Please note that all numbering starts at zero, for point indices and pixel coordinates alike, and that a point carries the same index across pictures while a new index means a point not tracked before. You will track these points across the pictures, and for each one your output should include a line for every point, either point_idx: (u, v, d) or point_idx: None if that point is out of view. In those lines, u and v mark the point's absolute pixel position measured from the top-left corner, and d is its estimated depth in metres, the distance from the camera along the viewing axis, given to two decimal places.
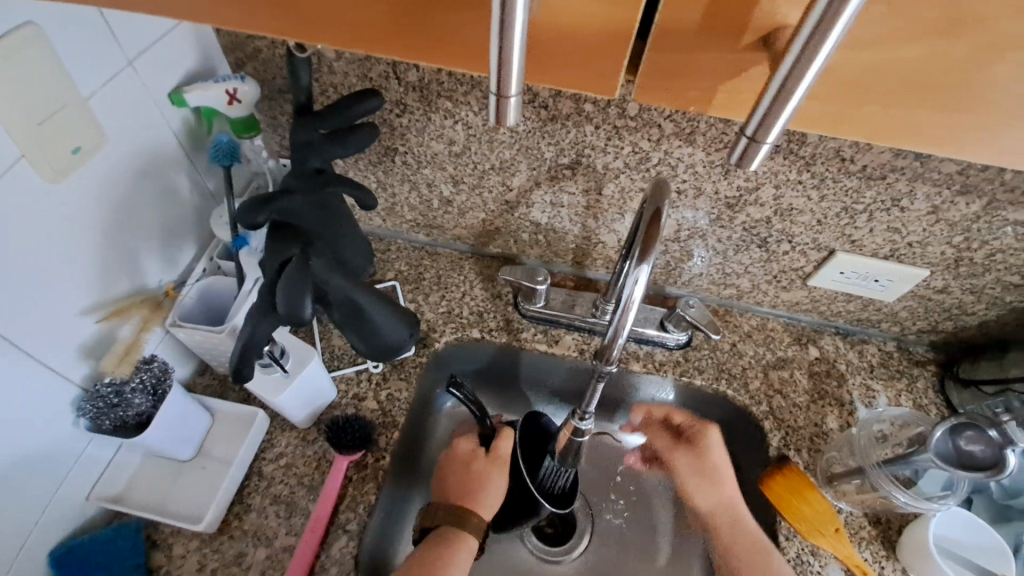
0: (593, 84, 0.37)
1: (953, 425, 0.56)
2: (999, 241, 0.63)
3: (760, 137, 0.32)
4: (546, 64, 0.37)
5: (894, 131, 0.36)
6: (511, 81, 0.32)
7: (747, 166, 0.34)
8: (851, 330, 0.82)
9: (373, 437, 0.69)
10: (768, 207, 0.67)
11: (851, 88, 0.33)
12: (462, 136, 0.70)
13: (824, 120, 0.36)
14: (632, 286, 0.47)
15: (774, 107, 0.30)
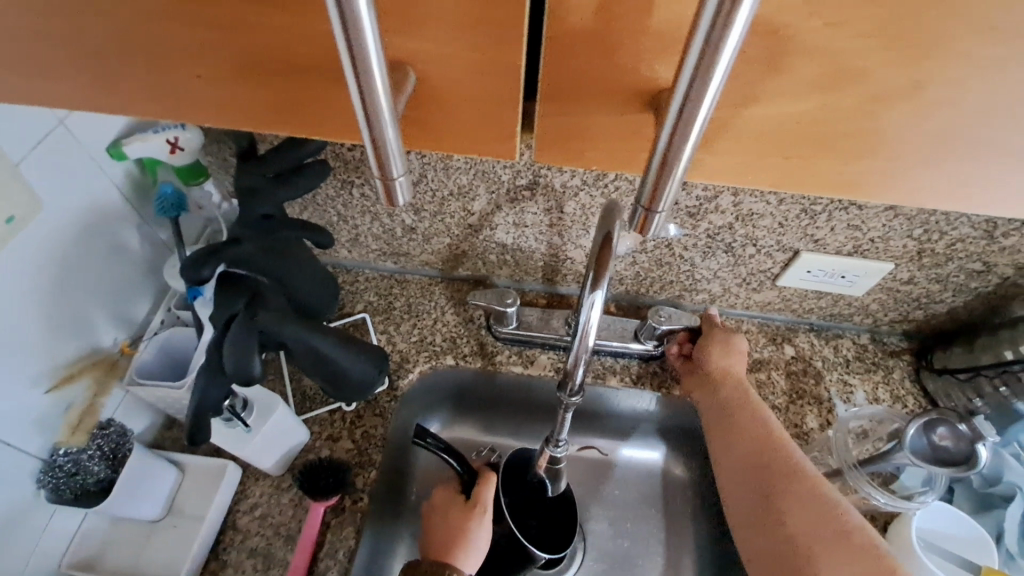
0: (495, 149, 0.41)
1: (928, 422, 0.56)
2: (958, 231, 0.63)
3: (653, 206, 0.34)
4: (449, 138, 0.41)
5: (797, 179, 0.40)
6: (394, 164, 0.34)
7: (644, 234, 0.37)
8: (825, 325, 0.82)
9: (349, 479, 0.67)
10: (729, 213, 0.67)
11: (747, 142, 0.37)
12: (417, 166, 0.68)
13: (727, 172, 0.40)
14: (588, 311, 0.46)
15: (661, 174, 0.32)
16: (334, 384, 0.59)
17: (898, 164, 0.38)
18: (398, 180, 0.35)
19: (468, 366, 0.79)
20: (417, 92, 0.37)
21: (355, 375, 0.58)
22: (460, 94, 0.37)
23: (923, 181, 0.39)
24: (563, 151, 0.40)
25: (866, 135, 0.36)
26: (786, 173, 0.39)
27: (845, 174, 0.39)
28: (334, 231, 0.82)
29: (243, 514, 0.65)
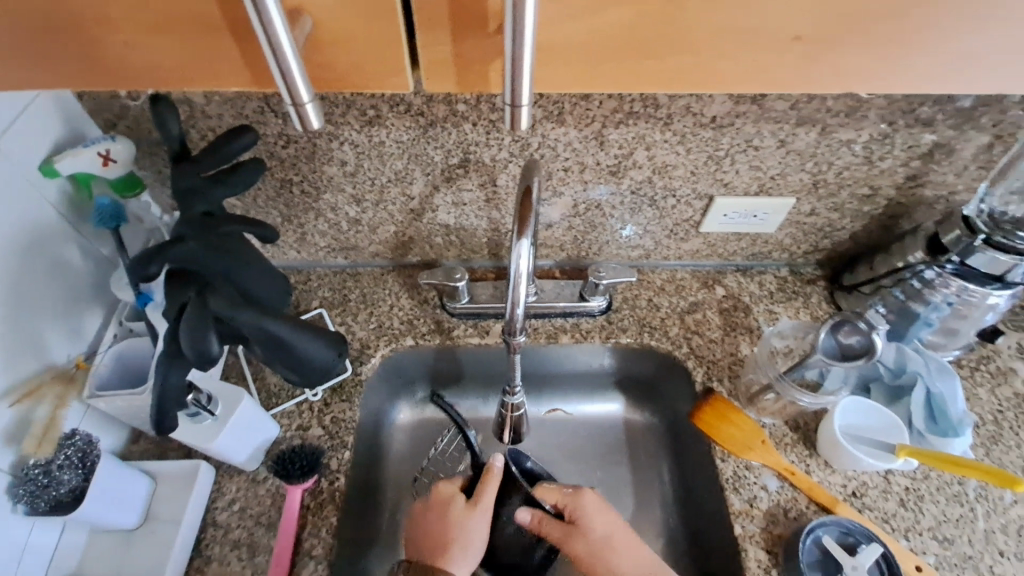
0: (388, 82, 0.42)
1: (833, 325, 0.64)
2: (842, 160, 0.72)
3: (517, 102, 0.38)
4: (341, 76, 0.42)
5: (656, 77, 0.43)
6: (301, 90, 0.36)
7: (520, 129, 0.40)
8: (750, 265, 0.90)
9: (323, 461, 0.70)
10: (646, 168, 0.73)
11: (596, 51, 0.41)
12: (352, 156, 0.71)
13: (602, 75, 0.43)
14: (518, 260, 0.51)
15: (514, 79, 0.36)
16: (295, 371, 0.63)
17: (751, 51, 0.41)
18: (308, 104, 0.37)
19: (428, 343, 0.83)
20: (314, 37, 0.39)
21: (315, 357, 0.62)
22: (355, 35, 0.39)
23: (776, 65, 0.42)
24: (455, 79, 0.42)
25: (696, 33, 0.40)
26: (645, 74, 0.43)
27: (705, 65, 0.42)
28: (280, 232, 0.84)
29: (222, 510, 0.67)
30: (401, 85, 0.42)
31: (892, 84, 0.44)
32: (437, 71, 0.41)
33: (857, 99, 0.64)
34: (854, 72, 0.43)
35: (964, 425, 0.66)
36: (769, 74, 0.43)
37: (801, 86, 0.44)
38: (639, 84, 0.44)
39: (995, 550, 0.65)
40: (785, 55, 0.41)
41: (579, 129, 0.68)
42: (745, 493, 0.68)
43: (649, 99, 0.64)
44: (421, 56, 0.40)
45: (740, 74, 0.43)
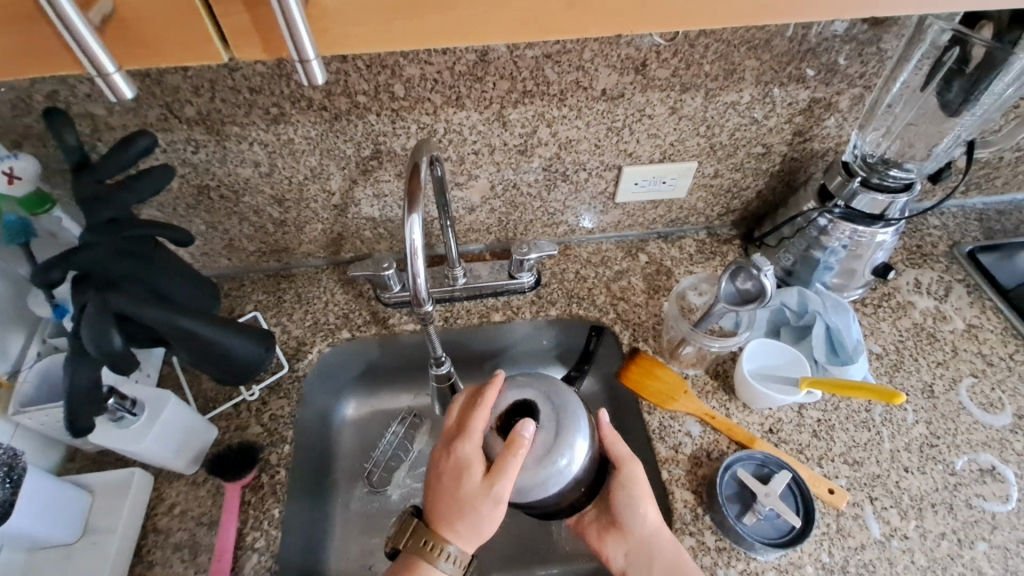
0: (196, 54, 0.37)
1: (732, 272, 0.69)
2: (732, 121, 0.77)
3: (304, 55, 0.36)
4: (144, 55, 0.36)
5: (443, 31, 0.37)
6: (102, 59, 0.34)
7: (318, 83, 0.38)
8: (670, 231, 0.95)
9: (263, 457, 0.71)
10: (552, 144, 0.77)
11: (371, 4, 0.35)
12: (264, 156, 0.73)
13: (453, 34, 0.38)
14: (412, 234, 0.53)
15: (291, 30, 0.34)
16: (220, 368, 0.64)
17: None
18: (115, 74, 0.35)
19: (366, 334, 0.85)
20: (116, 16, 0.34)
21: (239, 353, 0.63)
22: (149, 6, 0.34)
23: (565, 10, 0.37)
24: (259, 42, 0.36)
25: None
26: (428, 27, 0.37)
27: (495, 18, 0.37)
28: (207, 240, 0.84)
29: (163, 516, 0.68)
30: (214, 56, 0.37)
31: (704, 18, 0.39)
32: (243, 40, 0.36)
33: (731, 62, 0.69)
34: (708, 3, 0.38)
35: (859, 353, 0.72)
36: (563, 20, 0.38)
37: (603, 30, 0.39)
38: (430, 37, 0.38)
39: (901, 466, 0.69)
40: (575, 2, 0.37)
41: (480, 112, 0.71)
42: (670, 441, 0.71)
43: (539, 77, 0.68)
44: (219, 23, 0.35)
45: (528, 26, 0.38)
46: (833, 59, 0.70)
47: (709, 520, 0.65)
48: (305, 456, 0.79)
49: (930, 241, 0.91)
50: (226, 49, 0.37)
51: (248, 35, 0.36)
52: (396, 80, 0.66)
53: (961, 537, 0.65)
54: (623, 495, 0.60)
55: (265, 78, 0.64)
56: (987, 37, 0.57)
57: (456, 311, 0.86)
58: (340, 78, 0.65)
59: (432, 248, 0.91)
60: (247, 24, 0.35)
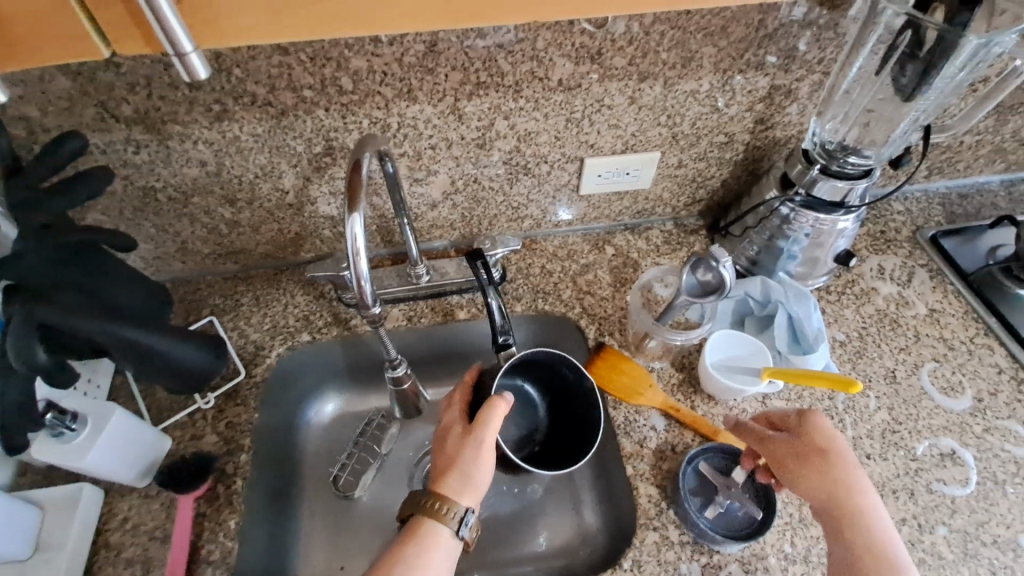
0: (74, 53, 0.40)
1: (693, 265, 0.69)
2: (692, 110, 0.76)
3: (181, 48, 0.37)
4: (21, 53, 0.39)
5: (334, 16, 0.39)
6: None
7: (199, 78, 0.39)
8: (637, 223, 0.93)
9: (217, 468, 0.70)
10: (511, 137, 0.75)
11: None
12: (210, 155, 0.70)
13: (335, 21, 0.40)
14: (352, 235, 0.51)
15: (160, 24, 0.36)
16: (165, 376, 0.62)
17: None
18: None
19: (326, 337, 0.83)
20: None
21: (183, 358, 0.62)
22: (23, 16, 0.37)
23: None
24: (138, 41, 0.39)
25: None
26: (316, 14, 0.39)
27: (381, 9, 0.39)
28: (158, 243, 0.81)
29: (115, 532, 0.66)
30: (95, 51, 0.39)
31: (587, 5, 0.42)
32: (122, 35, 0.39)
33: (688, 49, 0.68)
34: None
35: (819, 343, 0.72)
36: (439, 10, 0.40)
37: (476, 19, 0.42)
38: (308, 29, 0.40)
39: (863, 453, 0.69)
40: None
41: (434, 105, 0.69)
42: (635, 436, 0.71)
43: (493, 68, 0.66)
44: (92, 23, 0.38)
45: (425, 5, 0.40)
46: (792, 45, 0.69)
47: (672, 516, 0.65)
48: (267, 463, 0.77)
49: (893, 227, 0.91)
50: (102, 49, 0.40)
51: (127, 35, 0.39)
52: (342, 73, 0.64)
53: (922, 522, 0.65)
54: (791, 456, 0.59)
55: (203, 72, 0.61)
56: (939, 20, 0.57)
57: (420, 310, 0.85)
58: (283, 71, 0.63)
59: (395, 245, 0.89)
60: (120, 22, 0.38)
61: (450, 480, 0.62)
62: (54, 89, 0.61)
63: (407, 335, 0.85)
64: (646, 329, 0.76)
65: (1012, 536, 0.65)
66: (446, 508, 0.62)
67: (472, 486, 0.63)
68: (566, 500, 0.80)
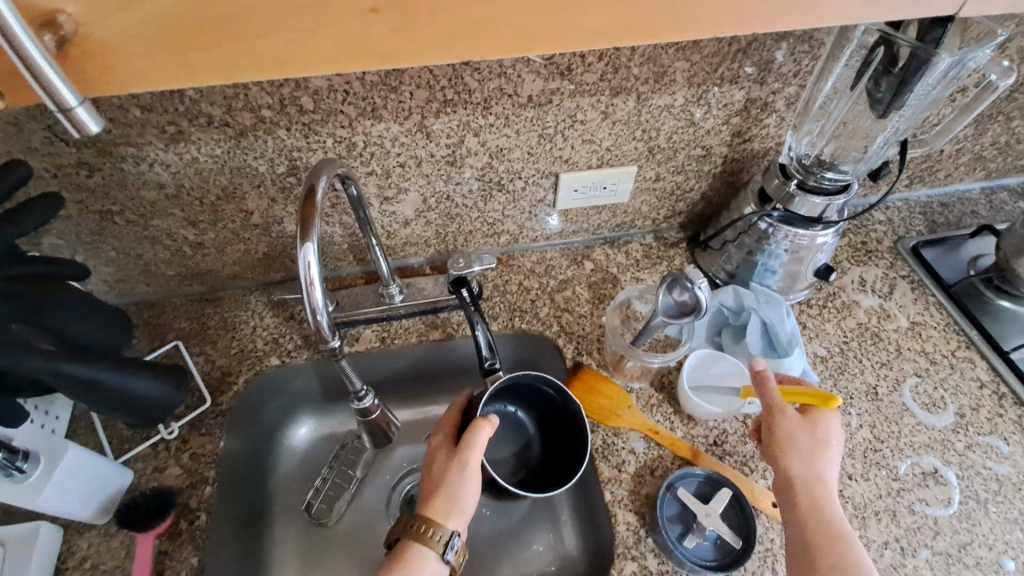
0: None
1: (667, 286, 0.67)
2: (668, 124, 0.74)
3: (65, 103, 0.35)
4: None
5: (248, 61, 0.37)
6: (64, 93, 0.34)
7: (92, 131, 0.37)
8: (617, 236, 0.92)
9: (180, 502, 0.68)
10: (482, 154, 0.73)
11: (151, 40, 0.35)
12: (168, 177, 0.67)
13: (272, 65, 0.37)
14: (307, 267, 0.49)
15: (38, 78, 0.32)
16: (125, 413, 0.60)
17: (349, 23, 0.36)
18: (77, 108, 0.35)
19: (296, 360, 0.80)
20: None
21: (144, 395, 0.59)
22: None
23: (366, 32, 0.37)
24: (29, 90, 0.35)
25: (248, 10, 0.34)
26: (230, 60, 0.36)
27: (320, 46, 0.37)
28: (120, 266, 0.78)
29: (72, 573, 0.63)
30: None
31: (541, 44, 0.40)
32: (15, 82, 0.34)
33: (661, 64, 0.66)
34: (554, 20, 0.38)
35: (794, 345, 0.70)
36: (385, 50, 0.38)
37: (402, 60, 0.39)
38: (239, 70, 0.37)
39: (845, 474, 0.68)
40: (370, 26, 0.36)
41: (400, 123, 0.67)
42: (613, 459, 0.69)
43: (460, 85, 0.64)
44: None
45: (347, 49, 0.37)
46: (767, 57, 0.68)
47: (651, 543, 0.63)
48: (240, 491, 0.74)
49: (874, 238, 0.90)
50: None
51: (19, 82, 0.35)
52: (302, 92, 0.61)
53: (904, 545, 0.64)
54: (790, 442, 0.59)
55: (153, 94, 0.58)
56: (911, 37, 0.55)
57: (394, 330, 0.83)
58: (239, 91, 0.60)
59: (368, 263, 0.87)
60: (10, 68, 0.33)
61: (436, 501, 0.60)
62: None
63: (381, 356, 0.82)
64: (624, 348, 0.74)
65: (994, 557, 0.63)
66: (432, 531, 0.59)
67: (458, 509, 0.60)
68: (546, 524, 0.78)
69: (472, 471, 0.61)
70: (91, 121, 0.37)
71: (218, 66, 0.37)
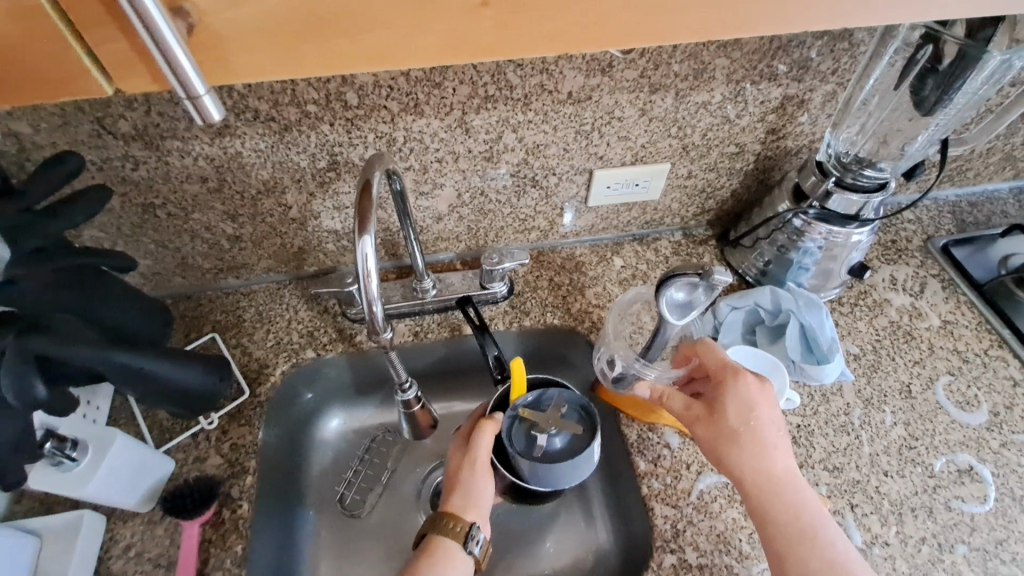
0: (78, 85, 0.36)
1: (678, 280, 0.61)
2: (704, 121, 0.74)
3: (194, 92, 0.36)
4: (30, 92, 0.36)
5: (360, 55, 0.37)
6: (195, 84, 0.35)
7: (215, 120, 0.38)
8: (645, 234, 0.92)
9: (222, 491, 0.69)
10: (519, 150, 0.74)
11: (268, 31, 0.35)
12: (211, 170, 0.68)
13: (378, 58, 0.38)
14: (364, 259, 0.50)
15: (173, 66, 0.34)
16: (166, 401, 0.60)
17: (453, 16, 0.36)
18: (205, 97, 0.36)
19: (331, 354, 0.81)
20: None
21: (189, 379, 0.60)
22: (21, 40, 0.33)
23: (469, 27, 0.37)
24: (145, 73, 0.36)
25: (360, 4, 0.35)
26: (334, 54, 0.37)
27: (418, 40, 0.37)
28: (157, 259, 0.79)
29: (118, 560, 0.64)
30: (98, 89, 0.37)
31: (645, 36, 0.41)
32: (127, 71, 0.36)
33: (701, 61, 0.66)
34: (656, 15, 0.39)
35: (833, 352, 0.71)
36: (485, 41, 0.38)
37: (505, 52, 0.39)
38: (346, 64, 0.38)
39: (880, 471, 0.68)
40: (478, 19, 0.37)
41: (441, 118, 0.67)
42: (649, 455, 0.70)
43: (502, 82, 0.65)
44: (98, 54, 0.35)
45: (450, 43, 0.38)
46: (805, 55, 0.68)
47: (689, 537, 0.64)
48: (276, 483, 0.75)
49: (905, 236, 0.90)
50: (107, 82, 0.37)
51: (130, 67, 0.35)
52: (348, 87, 0.62)
53: (941, 541, 0.64)
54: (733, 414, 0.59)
55: None
56: (958, 34, 0.56)
57: (427, 325, 0.83)
58: (287, 86, 0.61)
59: (400, 258, 0.87)
60: (127, 55, 0.35)
61: (453, 497, 0.62)
62: (48, 106, 0.59)
63: (415, 349, 0.83)
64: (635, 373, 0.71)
65: None
66: (454, 525, 0.61)
67: (474, 503, 0.62)
68: (579, 518, 0.78)
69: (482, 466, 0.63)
70: (214, 111, 0.38)
71: (328, 61, 0.37)
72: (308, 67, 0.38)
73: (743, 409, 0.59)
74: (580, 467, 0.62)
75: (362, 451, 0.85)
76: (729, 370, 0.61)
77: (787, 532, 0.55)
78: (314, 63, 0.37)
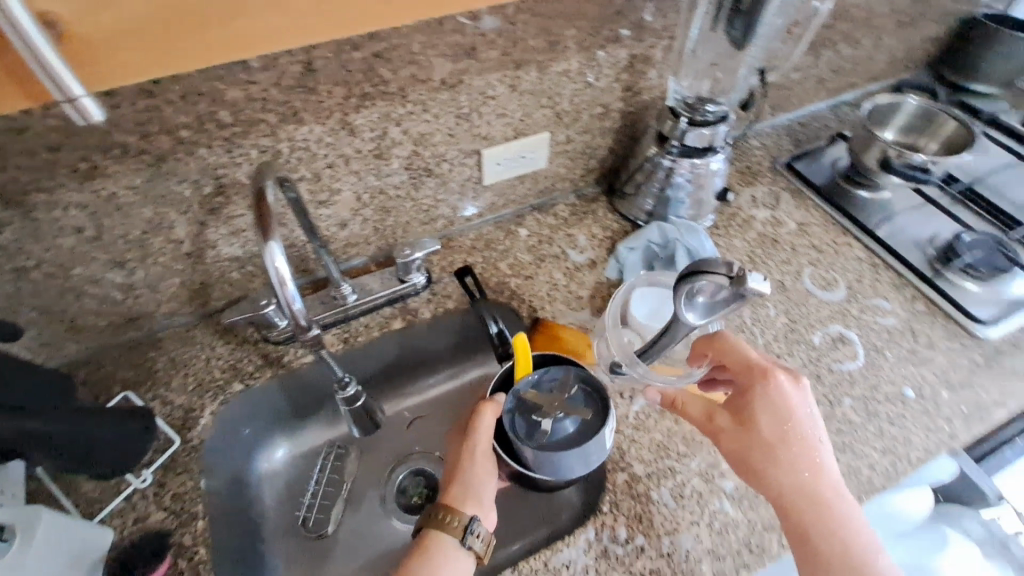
0: None
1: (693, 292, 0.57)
2: (569, 88, 0.82)
3: (73, 95, 0.41)
4: None
5: (221, 45, 0.48)
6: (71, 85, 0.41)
7: (95, 118, 0.44)
8: (542, 202, 0.99)
9: (173, 543, 0.65)
10: (406, 142, 0.77)
11: (129, 31, 0.44)
12: (84, 218, 0.64)
13: (242, 46, 0.49)
14: (275, 266, 0.50)
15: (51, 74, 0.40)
16: (107, 464, 0.58)
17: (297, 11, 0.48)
18: (81, 99, 0.42)
19: (259, 382, 0.79)
20: None
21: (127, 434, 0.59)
22: None
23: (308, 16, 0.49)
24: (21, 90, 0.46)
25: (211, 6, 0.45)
26: (198, 49, 0.48)
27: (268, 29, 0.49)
28: (41, 327, 0.73)
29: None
30: None
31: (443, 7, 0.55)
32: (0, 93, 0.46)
33: (553, 34, 0.73)
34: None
35: None
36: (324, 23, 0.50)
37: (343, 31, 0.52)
38: (209, 56, 0.48)
39: (775, 355, 0.80)
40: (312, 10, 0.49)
41: (323, 123, 0.69)
42: None
43: (375, 79, 0.67)
44: None
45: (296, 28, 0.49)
46: (639, 16, 0.77)
47: (635, 452, 0.71)
48: (230, 523, 0.73)
49: (755, 161, 1.04)
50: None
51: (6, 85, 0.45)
52: (219, 107, 0.62)
53: (831, 398, 0.77)
54: (773, 421, 0.61)
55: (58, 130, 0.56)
56: None
57: (354, 329, 0.83)
58: (153, 114, 0.59)
59: (312, 273, 0.87)
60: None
61: (453, 489, 0.65)
62: None
63: (349, 355, 0.83)
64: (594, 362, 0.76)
65: (897, 389, 0.78)
66: (453, 518, 0.63)
67: (473, 494, 0.65)
68: None
69: (483, 452, 0.66)
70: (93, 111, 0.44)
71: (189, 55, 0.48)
72: (173, 61, 0.47)
73: (777, 418, 0.61)
74: (585, 454, 0.64)
75: (316, 472, 0.83)
76: (759, 371, 0.63)
77: (833, 546, 0.57)
78: (181, 58, 0.47)
